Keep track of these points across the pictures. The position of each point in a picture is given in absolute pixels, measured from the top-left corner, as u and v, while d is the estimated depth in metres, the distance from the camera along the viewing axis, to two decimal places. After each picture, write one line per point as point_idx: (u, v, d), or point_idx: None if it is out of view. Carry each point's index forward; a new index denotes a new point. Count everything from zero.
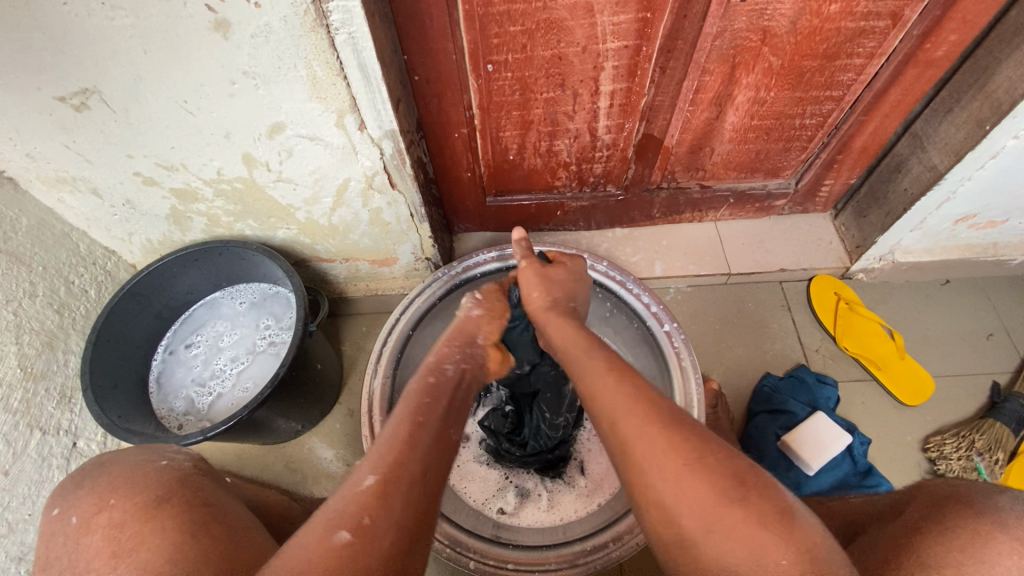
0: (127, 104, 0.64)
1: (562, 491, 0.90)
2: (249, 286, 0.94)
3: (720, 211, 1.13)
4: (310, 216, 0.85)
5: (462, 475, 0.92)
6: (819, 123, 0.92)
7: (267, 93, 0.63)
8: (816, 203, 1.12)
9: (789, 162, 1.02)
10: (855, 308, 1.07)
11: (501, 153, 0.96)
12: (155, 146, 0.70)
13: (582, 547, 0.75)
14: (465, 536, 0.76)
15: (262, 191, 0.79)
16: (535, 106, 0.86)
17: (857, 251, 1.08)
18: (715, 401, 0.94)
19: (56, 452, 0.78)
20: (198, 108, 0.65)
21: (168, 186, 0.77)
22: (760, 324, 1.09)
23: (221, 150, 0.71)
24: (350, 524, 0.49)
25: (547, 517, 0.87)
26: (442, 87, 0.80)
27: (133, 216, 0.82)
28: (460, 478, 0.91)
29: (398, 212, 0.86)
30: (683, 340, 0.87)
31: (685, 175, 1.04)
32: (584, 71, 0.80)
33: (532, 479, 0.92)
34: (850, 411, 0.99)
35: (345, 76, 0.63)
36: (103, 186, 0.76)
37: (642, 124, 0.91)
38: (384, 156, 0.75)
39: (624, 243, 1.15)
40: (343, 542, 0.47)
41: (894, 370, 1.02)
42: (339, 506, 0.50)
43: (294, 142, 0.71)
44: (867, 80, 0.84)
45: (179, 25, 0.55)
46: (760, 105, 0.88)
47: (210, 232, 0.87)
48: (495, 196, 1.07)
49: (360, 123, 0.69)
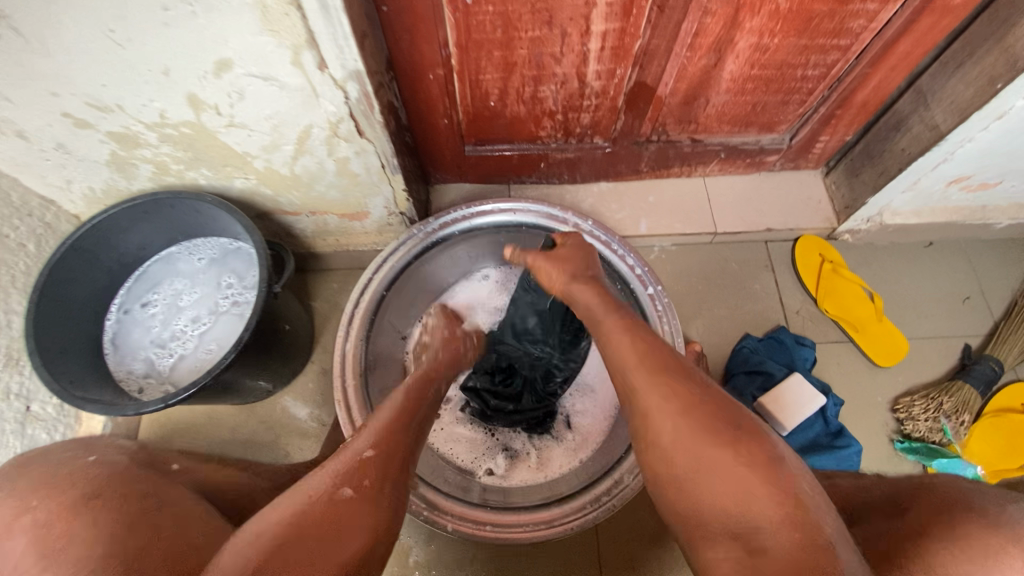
0: (41, 31, 0.54)
1: (550, 447, 0.90)
2: (207, 241, 0.87)
3: (710, 166, 1.08)
4: (271, 165, 0.78)
5: (446, 438, 0.91)
6: (821, 74, 0.86)
7: (208, 23, 0.55)
8: (808, 160, 1.08)
9: (785, 116, 0.96)
10: (839, 270, 1.06)
11: (481, 99, 0.88)
12: (83, 83, 0.61)
13: (559, 509, 0.75)
14: (442, 498, 0.76)
15: (214, 137, 0.71)
16: (519, 46, 0.77)
17: (846, 212, 1.05)
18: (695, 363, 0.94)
19: (7, 417, 0.73)
20: (128, 39, 0.56)
21: (105, 129, 0.68)
22: (743, 285, 1.08)
23: (161, 90, 0.63)
24: (351, 483, 0.51)
25: (538, 472, 0.88)
26: (415, 22, 0.71)
27: (69, 162, 0.74)
28: (444, 440, 0.90)
29: (368, 162, 0.79)
30: (666, 303, 0.85)
31: (676, 127, 0.98)
32: (574, 7, 0.71)
33: (520, 439, 0.91)
34: (825, 372, 1.00)
35: (300, 6, 0.54)
36: (29, 128, 0.67)
37: (635, 70, 0.84)
38: (349, 101, 0.67)
39: (610, 198, 1.10)
40: (345, 497, 0.50)
41: (872, 332, 1.02)
42: (340, 466, 0.53)
43: (246, 82, 0.62)
44: (877, 28, 0.78)
45: None
46: (762, 53, 0.81)
47: (159, 181, 0.79)
48: (474, 145, 0.99)
49: (320, 62, 0.61)
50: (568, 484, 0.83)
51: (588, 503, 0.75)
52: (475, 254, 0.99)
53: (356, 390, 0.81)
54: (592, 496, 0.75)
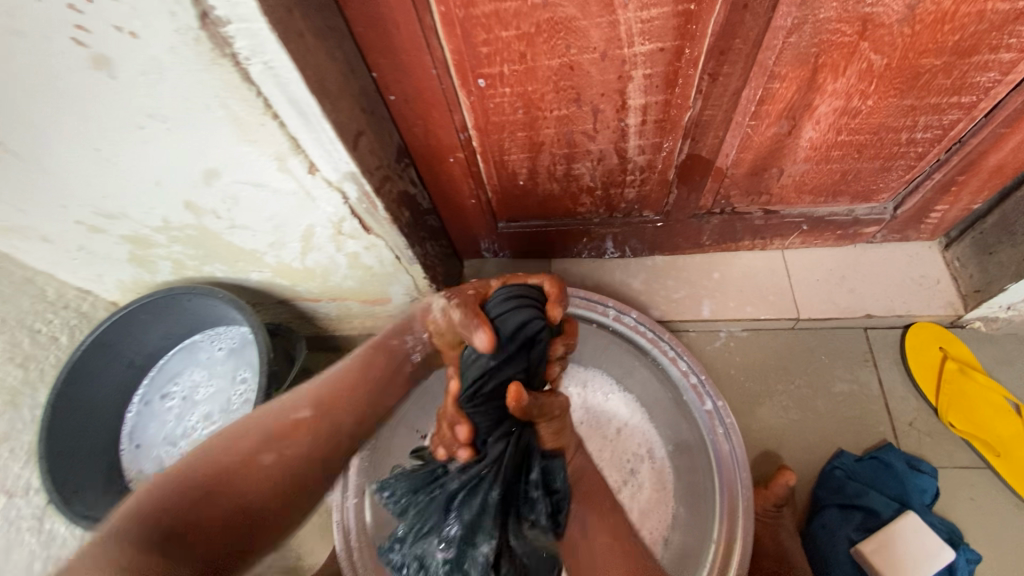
0: (34, 153, 0.53)
1: None
2: (228, 330, 0.85)
3: (790, 238, 0.90)
4: (281, 260, 0.73)
5: None
6: (935, 137, 0.68)
7: (186, 137, 0.51)
8: (920, 230, 0.87)
9: (887, 184, 0.77)
10: (967, 371, 0.83)
11: (508, 179, 0.78)
12: (84, 195, 0.60)
13: (650, 478, 0.78)
14: None
15: (219, 237, 0.67)
16: (544, 125, 0.67)
17: (975, 297, 0.83)
18: (784, 501, 0.74)
19: (25, 514, 0.72)
20: (114, 155, 0.53)
21: (116, 233, 0.68)
22: (838, 384, 0.87)
23: (158, 197, 0.60)
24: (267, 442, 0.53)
25: (646, 527, 0.75)
26: (426, 108, 0.64)
27: (93, 260, 0.74)
28: None
29: (380, 255, 0.73)
30: (729, 423, 0.68)
31: (743, 199, 0.82)
32: (605, 82, 0.61)
33: None
34: (952, 510, 0.77)
35: (277, 115, 0.48)
36: (49, 233, 0.67)
37: (686, 143, 0.71)
38: (349, 201, 0.61)
39: (665, 275, 0.95)
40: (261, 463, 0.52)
41: (1019, 459, 0.78)
42: (264, 420, 0.54)
43: (237, 189, 0.58)
44: (1015, 81, 0.59)
45: (55, 64, 0.43)
46: (852, 116, 0.65)
47: (180, 275, 0.78)
48: (508, 222, 0.89)
49: (310, 166, 0.55)
50: (647, 492, 0.77)
51: (644, 457, 0.80)
52: None
53: (362, 549, 0.69)
54: (648, 453, 0.79)
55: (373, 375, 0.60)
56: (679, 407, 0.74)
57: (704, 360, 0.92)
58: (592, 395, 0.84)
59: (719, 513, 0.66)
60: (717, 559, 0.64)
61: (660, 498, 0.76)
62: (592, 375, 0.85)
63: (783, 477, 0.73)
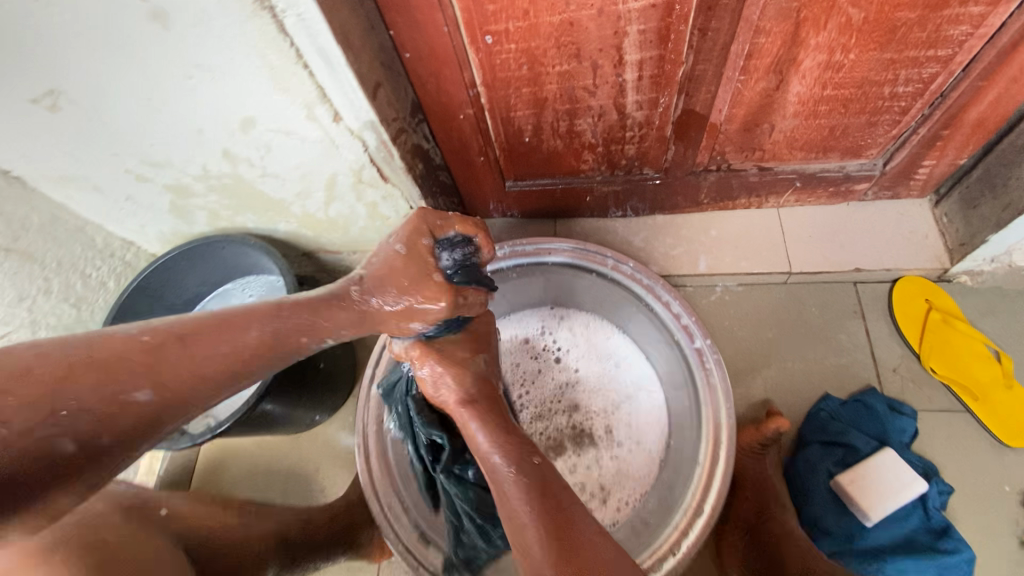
0: (94, 102, 0.61)
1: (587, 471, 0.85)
2: (258, 278, 0.92)
3: (784, 196, 0.95)
4: (307, 210, 0.80)
5: None
6: (916, 91, 0.72)
7: (226, 86, 0.57)
8: (910, 187, 0.91)
9: (875, 139, 0.81)
10: (951, 322, 0.87)
11: (515, 135, 0.84)
12: (134, 144, 0.67)
13: (644, 404, 0.89)
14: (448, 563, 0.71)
15: (251, 186, 0.74)
16: (547, 81, 0.73)
17: (960, 250, 0.87)
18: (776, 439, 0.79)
19: None
20: (164, 104, 0.60)
21: (161, 182, 0.75)
22: (826, 334, 0.92)
23: (200, 146, 0.67)
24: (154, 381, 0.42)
25: (645, 445, 0.86)
26: (438, 65, 0.70)
27: (139, 210, 0.82)
28: None
29: (397, 206, 0.79)
30: (716, 360, 0.74)
31: (738, 156, 0.87)
32: (603, 38, 0.66)
33: None
34: (930, 448, 0.82)
35: (306, 64, 0.55)
36: (101, 182, 0.75)
37: (681, 98, 0.75)
38: (369, 149, 0.67)
39: (664, 232, 1.00)
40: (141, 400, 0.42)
41: (996, 402, 0.83)
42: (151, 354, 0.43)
43: (269, 137, 0.65)
44: (988, 33, 0.63)
45: (118, 16, 0.50)
46: (835, 70, 0.69)
47: (215, 226, 0.85)
48: (515, 180, 0.95)
49: (335, 115, 0.61)
50: (642, 415, 0.88)
51: (639, 387, 0.90)
52: (525, 271, 0.88)
53: (381, 473, 0.74)
54: (642, 384, 0.90)
55: (265, 353, 0.48)
56: (673, 348, 0.80)
57: (700, 313, 0.97)
58: (594, 334, 0.95)
59: (705, 439, 0.72)
60: (701, 482, 0.69)
61: (652, 421, 0.87)
62: (593, 317, 0.95)
63: (774, 421, 0.78)
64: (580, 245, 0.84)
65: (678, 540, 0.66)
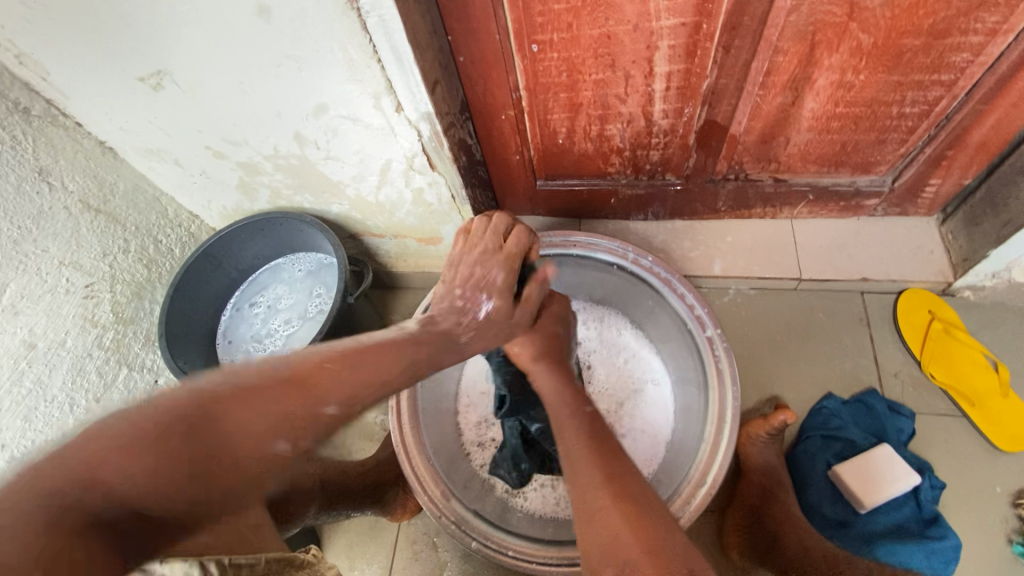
0: (193, 84, 0.70)
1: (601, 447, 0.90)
2: (307, 255, 1.02)
3: (797, 208, 1.01)
4: (359, 193, 0.89)
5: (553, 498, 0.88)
6: (922, 112, 0.78)
7: (308, 75, 0.66)
8: (917, 204, 0.96)
9: (883, 157, 0.88)
10: (952, 332, 0.92)
11: (549, 137, 0.92)
12: (219, 123, 0.77)
13: (651, 395, 0.95)
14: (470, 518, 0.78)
15: (314, 167, 0.83)
16: (583, 88, 0.81)
17: (963, 265, 0.92)
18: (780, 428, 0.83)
19: (139, 386, 0.90)
20: (252, 88, 0.70)
21: (234, 160, 0.84)
22: (832, 338, 0.97)
23: (275, 128, 0.76)
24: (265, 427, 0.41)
25: (651, 432, 0.92)
26: (488, 69, 0.79)
27: (209, 185, 0.92)
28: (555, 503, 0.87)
29: (440, 193, 0.88)
30: (725, 349, 0.80)
31: (755, 166, 0.94)
32: (636, 50, 0.74)
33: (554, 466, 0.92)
34: (926, 448, 0.87)
35: (380, 59, 0.64)
36: (183, 157, 0.85)
37: (704, 109, 0.83)
38: (422, 139, 0.76)
39: (682, 236, 1.07)
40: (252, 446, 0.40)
41: (992, 409, 0.87)
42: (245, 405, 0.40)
43: (337, 122, 0.74)
44: (988, 61, 0.69)
45: (230, 11, 0.59)
46: (847, 89, 0.76)
47: (275, 204, 0.95)
48: (545, 179, 1.03)
49: (397, 105, 0.70)
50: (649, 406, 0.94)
51: (647, 380, 0.96)
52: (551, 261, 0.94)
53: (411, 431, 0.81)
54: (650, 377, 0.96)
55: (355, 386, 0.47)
56: (685, 338, 0.86)
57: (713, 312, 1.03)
58: (607, 329, 1.01)
59: (712, 419, 0.78)
60: (706, 456, 0.75)
61: (658, 410, 0.93)
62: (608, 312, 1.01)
63: (782, 413, 0.82)
64: (605, 241, 0.91)
65: (682, 505, 0.73)
